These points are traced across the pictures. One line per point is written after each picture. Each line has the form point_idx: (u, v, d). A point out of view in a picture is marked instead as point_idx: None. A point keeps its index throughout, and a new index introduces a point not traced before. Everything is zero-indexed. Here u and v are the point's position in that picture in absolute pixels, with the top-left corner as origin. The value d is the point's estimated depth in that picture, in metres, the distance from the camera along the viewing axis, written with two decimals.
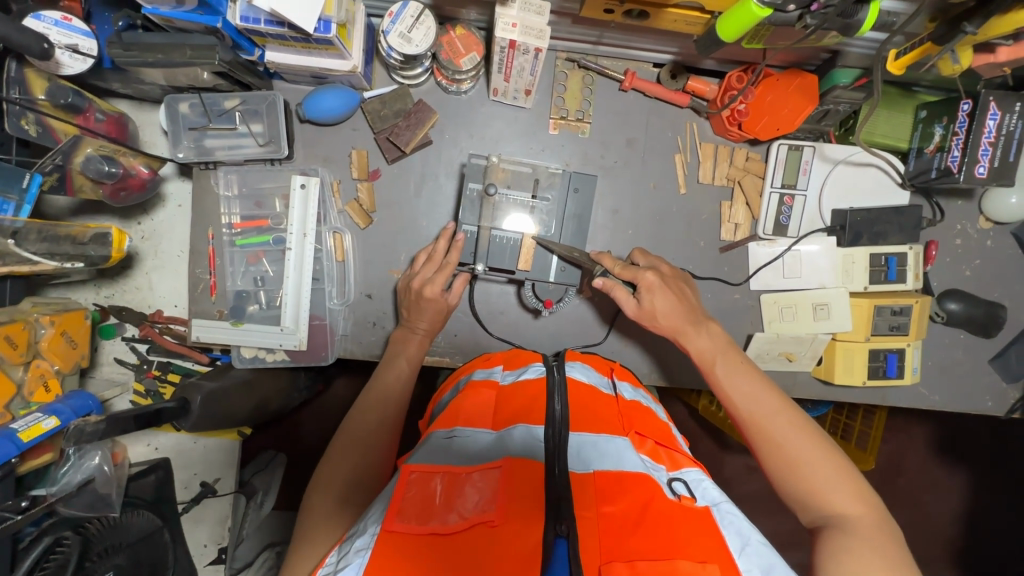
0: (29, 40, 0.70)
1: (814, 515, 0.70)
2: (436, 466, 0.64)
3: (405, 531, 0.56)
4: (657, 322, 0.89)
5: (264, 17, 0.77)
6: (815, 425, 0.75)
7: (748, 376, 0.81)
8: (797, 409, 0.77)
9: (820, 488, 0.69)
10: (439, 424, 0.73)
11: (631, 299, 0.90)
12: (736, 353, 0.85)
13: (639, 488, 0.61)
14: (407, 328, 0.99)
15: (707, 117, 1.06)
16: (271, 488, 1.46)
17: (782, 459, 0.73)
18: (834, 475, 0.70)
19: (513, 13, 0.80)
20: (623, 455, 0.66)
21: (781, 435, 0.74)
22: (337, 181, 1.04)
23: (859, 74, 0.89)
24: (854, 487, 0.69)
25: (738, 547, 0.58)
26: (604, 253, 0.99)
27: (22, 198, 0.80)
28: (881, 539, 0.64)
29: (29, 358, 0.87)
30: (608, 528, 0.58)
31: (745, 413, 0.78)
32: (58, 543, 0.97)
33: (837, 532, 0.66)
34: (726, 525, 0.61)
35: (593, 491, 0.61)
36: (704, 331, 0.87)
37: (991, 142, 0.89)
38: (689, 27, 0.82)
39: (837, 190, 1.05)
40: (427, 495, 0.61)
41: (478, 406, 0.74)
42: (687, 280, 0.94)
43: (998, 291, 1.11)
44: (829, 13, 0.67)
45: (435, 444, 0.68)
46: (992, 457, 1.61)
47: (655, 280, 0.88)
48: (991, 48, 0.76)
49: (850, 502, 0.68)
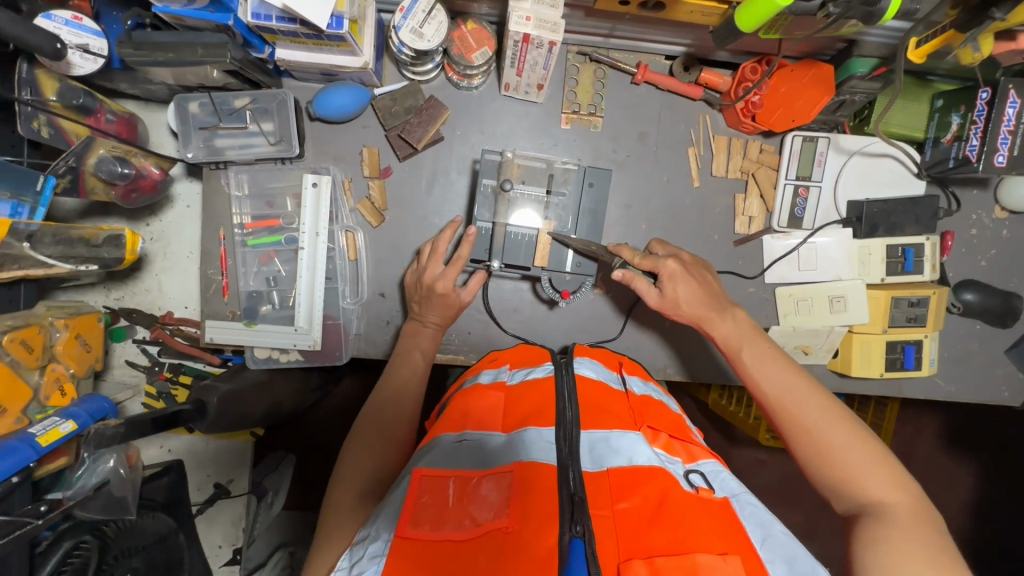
0: (40, 40, 0.69)
1: (850, 502, 0.70)
2: (445, 471, 0.63)
3: (418, 537, 0.56)
4: (680, 311, 0.87)
5: (276, 13, 0.76)
6: (847, 411, 0.75)
7: (776, 362, 0.80)
8: (828, 395, 0.77)
9: (855, 475, 0.69)
10: (446, 425, 0.72)
11: (653, 290, 0.88)
12: (762, 339, 0.83)
13: (655, 481, 0.60)
14: (417, 322, 0.98)
15: (720, 109, 1.05)
16: (281, 489, 1.39)
17: (815, 447, 0.72)
18: (870, 462, 0.70)
19: (527, 6, 0.80)
20: (636, 448, 0.65)
21: (813, 422, 0.73)
22: (348, 179, 1.03)
23: (876, 64, 0.88)
24: (890, 473, 0.69)
25: (761, 539, 0.58)
26: (622, 244, 0.97)
27: (36, 201, 0.79)
28: (922, 524, 0.64)
29: (45, 362, 0.87)
30: (625, 525, 0.58)
31: (776, 400, 0.77)
32: (76, 547, 0.98)
33: (875, 520, 0.66)
34: (748, 516, 0.61)
35: (608, 488, 0.61)
36: (729, 318, 0.85)
37: (1011, 130, 0.88)
38: (705, 18, 0.82)
39: (853, 181, 1.04)
40: (440, 499, 0.61)
41: (487, 408, 0.74)
42: (708, 268, 0.92)
43: (1013, 281, 1.10)
44: (853, 1, 0.66)
45: (444, 447, 0.67)
46: (1006, 447, 1.61)
47: (676, 268, 0.87)
48: (1014, 35, 0.75)
49: (887, 489, 0.68)
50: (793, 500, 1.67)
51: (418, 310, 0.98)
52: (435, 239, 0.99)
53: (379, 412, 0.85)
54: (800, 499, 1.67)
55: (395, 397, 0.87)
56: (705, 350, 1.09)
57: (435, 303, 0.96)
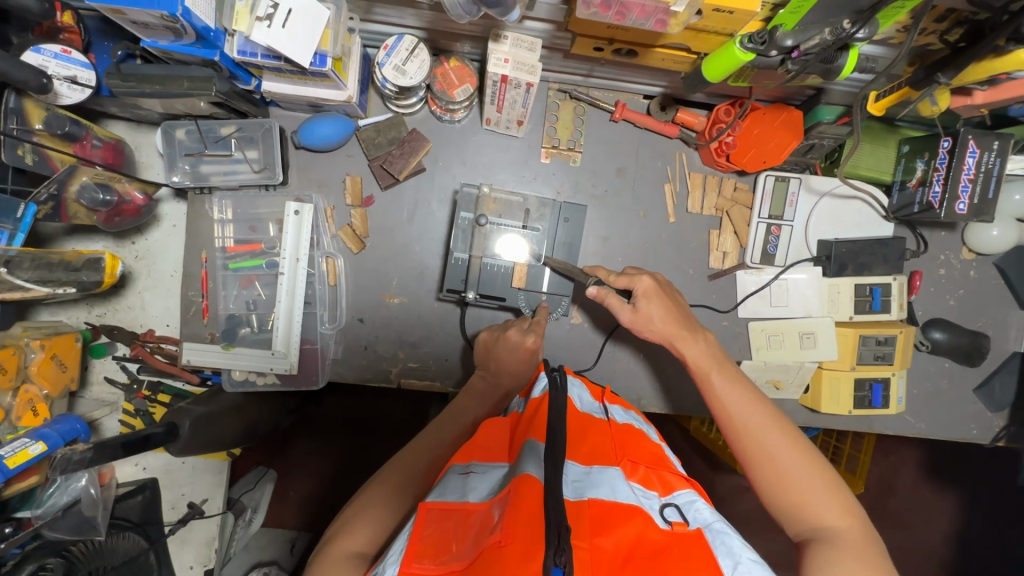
0: (28, 75, 0.72)
1: (802, 528, 0.71)
2: (454, 505, 0.63)
3: (424, 573, 0.56)
4: (653, 328, 0.88)
5: (262, 51, 0.79)
6: (807, 439, 0.76)
7: (742, 387, 0.81)
8: (788, 422, 0.78)
9: (810, 501, 0.71)
10: (455, 458, 0.74)
11: (626, 307, 0.89)
12: (729, 364, 0.85)
13: (634, 521, 0.59)
14: (486, 382, 0.94)
15: (696, 147, 1.08)
16: (260, 506, 1.49)
17: (776, 473, 0.73)
18: (824, 488, 0.71)
19: (505, 49, 0.82)
20: (616, 485, 0.64)
21: (774, 447, 0.74)
22: (331, 207, 1.05)
23: (842, 112, 0.92)
24: (840, 500, 0.71)
25: (731, 568, 0.58)
26: (598, 265, 0.98)
27: (16, 227, 0.82)
28: (869, 552, 0.66)
29: (18, 383, 0.88)
30: (601, 562, 0.55)
31: (739, 423, 0.78)
32: (40, 569, 0.99)
33: (824, 546, 0.67)
34: (719, 547, 0.60)
35: (587, 521, 0.59)
36: (700, 338, 0.86)
37: (970, 178, 0.92)
38: (677, 66, 0.85)
39: (823, 221, 1.07)
40: (445, 533, 0.59)
41: (494, 438, 0.76)
42: (678, 291, 0.94)
43: (981, 320, 1.13)
44: (811, 59, 0.69)
45: (452, 479, 0.69)
46: (983, 481, 1.61)
47: (651, 286, 0.88)
48: (968, 91, 0.79)
49: (837, 517, 0.70)
50: (772, 529, 1.67)
51: (491, 372, 0.95)
52: (442, 272, 1.04)
53: (433, 436, 0.86)
54: (779, 528, 1.67)
55: (449, 424, 0.88)
56: (680, 381, 1.11)
57: (504, 359, 0.95)
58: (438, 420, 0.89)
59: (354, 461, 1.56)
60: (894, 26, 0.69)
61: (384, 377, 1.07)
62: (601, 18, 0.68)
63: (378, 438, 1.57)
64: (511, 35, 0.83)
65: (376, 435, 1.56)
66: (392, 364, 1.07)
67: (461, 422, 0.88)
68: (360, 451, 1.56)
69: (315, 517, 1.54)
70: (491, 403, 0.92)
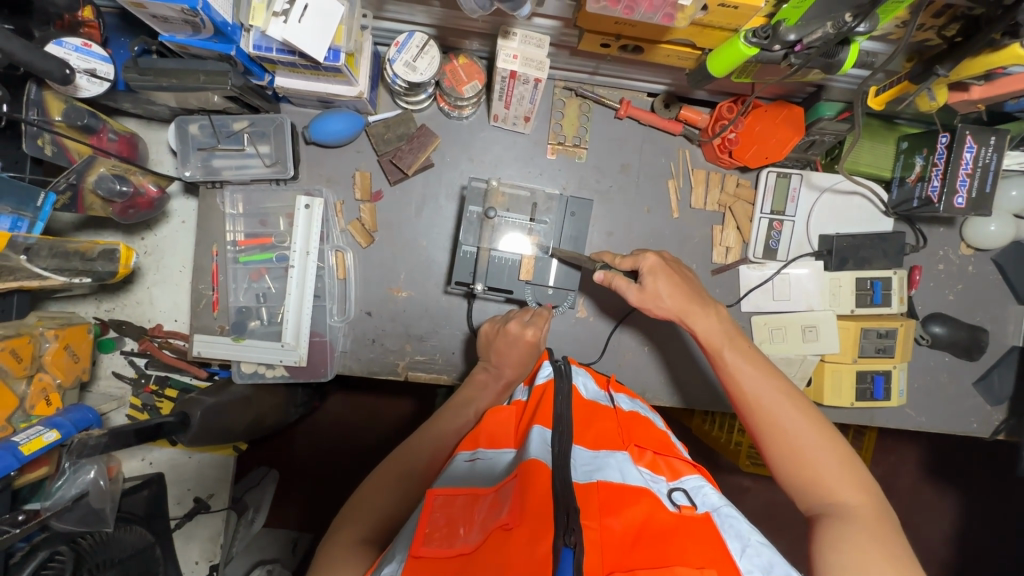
0: (51, 66, 0.74)
1: (814, 503, 0.72)
2: (461, 490, 0.63)
3: (431, 554, 0.55)
4: (661, 304, 0.88)
5: (276, 46, 0.81)
6: (820, 414, 0.77)
7: (755, 362, 0.82)
8: (802, 397, 0.79)
9: (823, 476, 0.72)
10: (462, 445, 0.75)
11: (632, 287, 0.90)
12: (742, 339, 0.85)
13: (642, 503, 0.60)
14: (489, 375, 0.96)
15: (699, 144, 1.10)
16: (262, 506, 1.48)
17: (788, 448, 0.75)
18: (837, 463, 0.72)
19: (513, 45, 0.84)
20: (624, 469, 0.65)
21: (787, 422, 0.76)
22: (341, 202, 1.07)
23: (842, 108, 0.93)
24: (853, 475, 0.72)
25: (739, 550, 0.58)
26: (603, 252, 1.01)
27: (36, 216, 0.84)
28: (880, 526, 0.67)
29: (32, 372, 0.89)
30: (609, 543, 0.56)
31: (752, 398, 0.79)
32: (52, 558, 0.95)
33: (836, 521, 0.68)
34: (727, 530, 0.60)
35: (597, 502, 0.60)
36: (712, 313, 0.86)
37: (969, 173, 0.93)
38: (681, 62, 0.87)
39: (824, 216, 1.09)
40: (452, 516, 0.60)
41: (502, 424, 0.77)
42: (685, 267, 0.94)
43: (979, 315, 1.14)
44: (812, 54, 0.71)
45: (459, 467, 0.70)
46: (983, 479, 1.63)
47: (656, 263, 0.89)
48: (966, 87, 0.81)
49: (850, 492, 0.71)
50: (775, 528, 1.68)
51: (498, 359, 0.96)
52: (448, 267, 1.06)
53: (433, 427, 0.87)
54: (782, 526, 1.68)
55: (449, 416, 0.89)
56: (685, 375, 1.12)
57: (513, 347, 0.96)
58: (438, 412, 0.91)
59: (358, 458, 1.56)
60: (894, 22, 0.72)
61: (391, 370, 1.08)
62: (610, 12, 0.70)
63: (382, 436, 1.57)
64: (520, 32, 0.85)
65: (380, 432, 1.57)
66: (399, 357, 1.08)
67: (460, 412, 0.90)
68: (364, 449, 1.57)
69: (320, 515, 1.54)
70: (489, 395, 0.94)
